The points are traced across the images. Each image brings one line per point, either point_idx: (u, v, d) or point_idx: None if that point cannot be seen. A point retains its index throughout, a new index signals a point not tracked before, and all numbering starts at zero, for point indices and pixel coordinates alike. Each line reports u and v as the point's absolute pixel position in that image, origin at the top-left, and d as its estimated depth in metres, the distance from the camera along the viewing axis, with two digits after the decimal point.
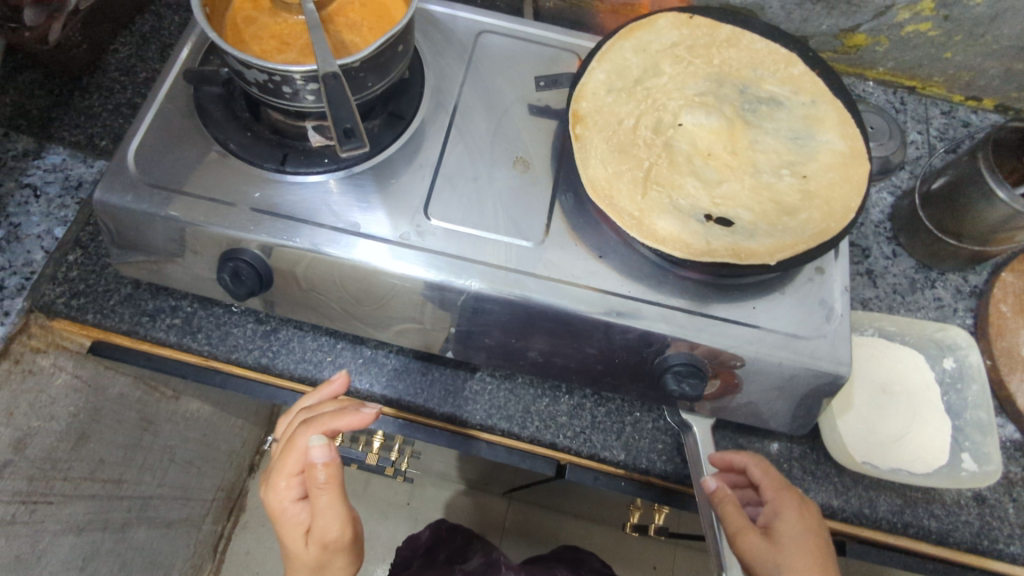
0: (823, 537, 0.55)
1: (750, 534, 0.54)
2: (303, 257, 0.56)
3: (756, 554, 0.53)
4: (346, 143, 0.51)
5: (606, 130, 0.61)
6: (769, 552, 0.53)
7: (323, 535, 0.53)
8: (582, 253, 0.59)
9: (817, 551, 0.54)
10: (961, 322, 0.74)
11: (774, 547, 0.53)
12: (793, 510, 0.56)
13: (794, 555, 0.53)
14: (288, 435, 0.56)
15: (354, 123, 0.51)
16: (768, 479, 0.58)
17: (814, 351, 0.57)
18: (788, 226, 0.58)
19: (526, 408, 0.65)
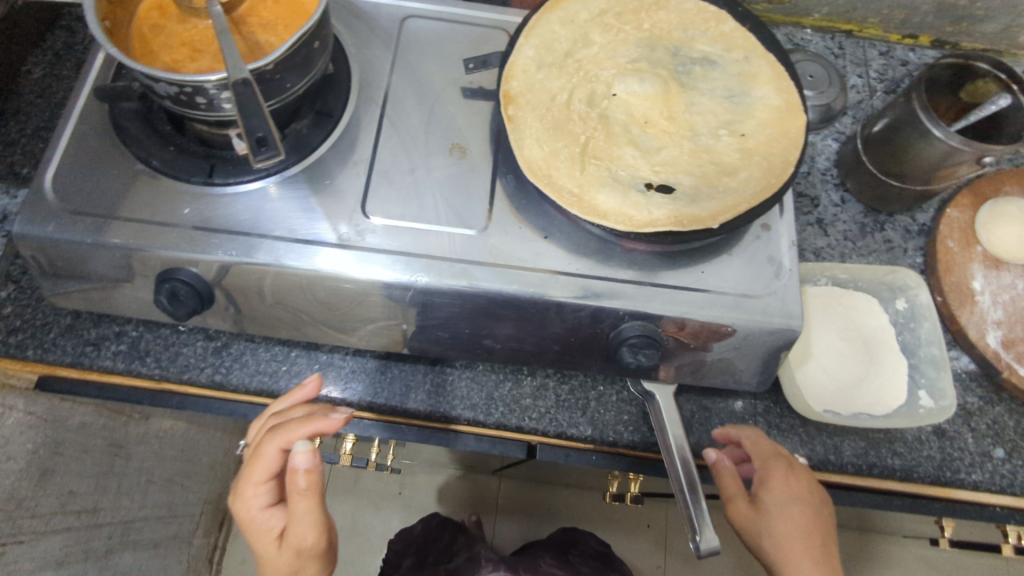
0: (812, 506, 0.58)
1: (741, 500, 0.58)
2: (266, 272, 0.55)
3: (745, 517, 0.58)
4: (260, 152, 0.51)
5: (539, 108, 0.60)
6: (755, 515, 0.58)
7: (298, 543, 0.52)
8: (527, 236, 0.59)
9: (802, 519, 0.57)
10: (912, 262, 0.74)
11: (760, 512, 0.58)
12: (782, 479, 0.58)
13: (778, 521, 0.57)
14: (257, 442, 0.55)
15: (267, 131, 0.51)
16: (758, 450, 0.60)
17: (765, 308, 0.57)
18: (728, 187, 0.57)
19: (490, 394, 0.65)
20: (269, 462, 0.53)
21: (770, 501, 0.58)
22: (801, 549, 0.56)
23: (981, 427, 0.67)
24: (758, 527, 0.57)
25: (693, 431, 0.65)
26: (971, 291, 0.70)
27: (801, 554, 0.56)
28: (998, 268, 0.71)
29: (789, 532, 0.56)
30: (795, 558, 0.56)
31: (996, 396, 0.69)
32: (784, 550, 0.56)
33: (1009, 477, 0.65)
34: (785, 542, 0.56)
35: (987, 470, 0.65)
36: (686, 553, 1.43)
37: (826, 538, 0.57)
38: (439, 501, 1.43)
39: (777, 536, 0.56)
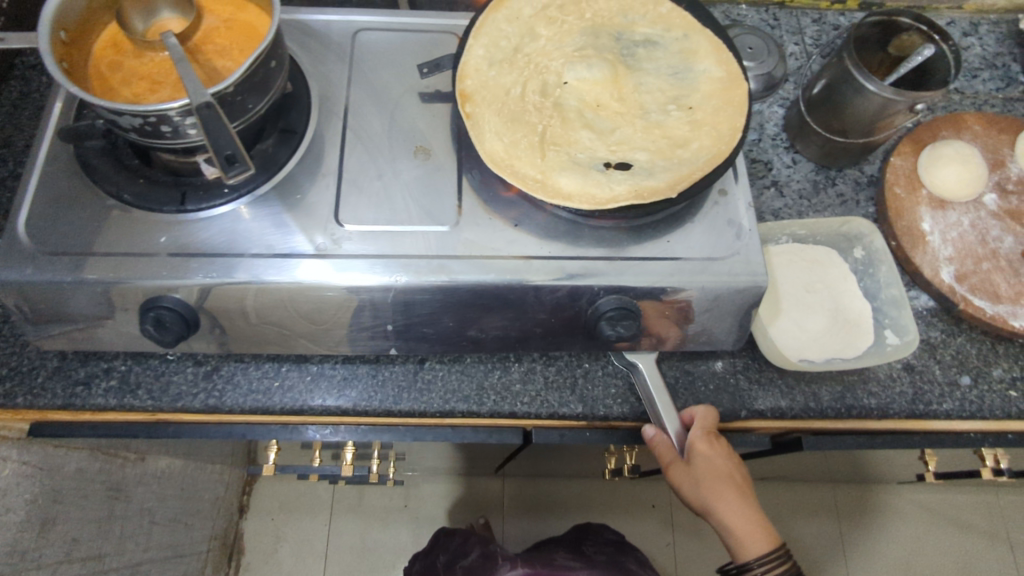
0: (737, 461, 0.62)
1: (677, 466, 0.62)
2: (246, 290, 0.57)
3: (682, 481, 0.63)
4: (231, 168, 0.53)
5: (495, 103, 0.62)
6: (689, 478, 0.62)
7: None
8: (498, 226, 0.61)
9: (729, 473, 0.61)
10: (865, 212, 0.78)
11: (690, 476, 0.62)
12: (709, 444, 0.61)
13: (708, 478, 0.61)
14: None
15: (235, 149, 0.52)
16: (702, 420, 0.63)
17: (731, 269, 0.60)
18: (682, 157, 0.60)
19: (480, 385, 0.66)
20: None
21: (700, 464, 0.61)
22: (729, 498, 0.62)
23: (946, 359, 0.71)
24: (691, 489, 0.62)
25: (679, 395, 0.68)
26: (921, 232, 0.74)
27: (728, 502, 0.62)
28: (944, 207, 0.75)
29: (717, 489, 0.61)
30: (725, 504, 0.62)
31: (957, 328, 0.73)
32: (712, 503, 0.62)
33: (977, 402, 0.69)
34: (715, 494, 0.62)
35: (956, 398, 0.69)
36: (691, 527, 1.46)
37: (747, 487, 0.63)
38: (444, 508, 1.43)
39: (707, 491, 0.62)
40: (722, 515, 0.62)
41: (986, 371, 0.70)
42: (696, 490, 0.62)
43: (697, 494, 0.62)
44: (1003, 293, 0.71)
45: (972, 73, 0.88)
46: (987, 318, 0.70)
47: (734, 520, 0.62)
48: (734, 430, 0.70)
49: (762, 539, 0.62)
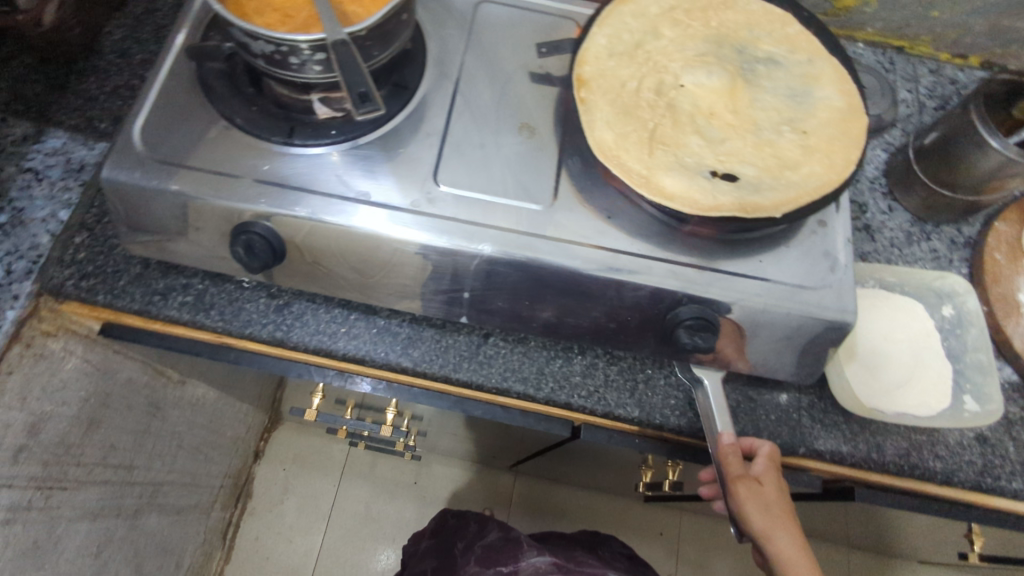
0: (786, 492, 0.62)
1: (749, 485, 0.58)
2: (302, 226, 0.57)
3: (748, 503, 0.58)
4: (360, 107, 0.53)
5: (610, 93, 0.62)
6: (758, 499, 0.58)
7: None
8: (590, 214, 0.60)
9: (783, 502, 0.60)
10: (958, 272, 0.75)
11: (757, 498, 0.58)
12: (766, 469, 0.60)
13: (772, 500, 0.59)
14: None
15: (368, 86, 0.52)
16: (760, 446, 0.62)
17: (821, 300, 0.59)
18: (791, 179, 0.59)
19: (539, 369, 0.66)
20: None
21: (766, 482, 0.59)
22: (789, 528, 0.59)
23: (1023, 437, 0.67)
24: (758, 512, 0.58)
25: (738, 420, 0.66)
26: (1016, 303, 0.71)
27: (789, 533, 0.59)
28: None
29: (778, 516, 0.59)
30: (785, 535, 0.58)
31: None
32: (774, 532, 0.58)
33: None
34: (777, 522, 0.59)
35: None
36: (698, 564, 1.43)
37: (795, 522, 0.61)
38: (454, 494, 1.43)
39: (771, 517, 0.58)
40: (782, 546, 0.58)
41: None
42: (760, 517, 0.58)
43: (763, 520, 0.58)
44: None
45: None
46: None
47: (795, 552, 0.58)
48: (786, 467, 0.68)
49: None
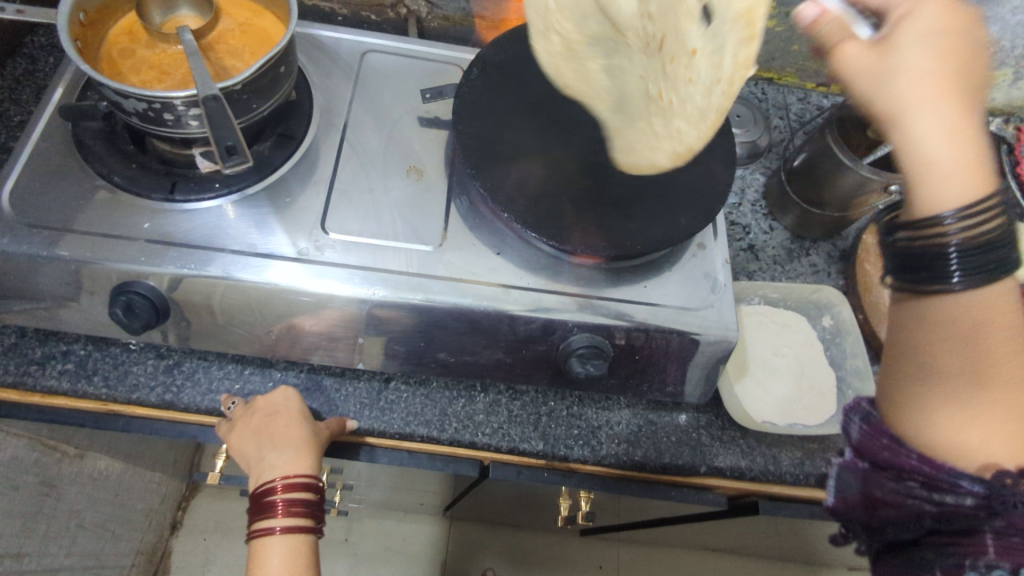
0: (944, 27, 0.41)
1: (851, 44, 0.43)
2: (216, 285, 0.56)
3: (860, 54, 0.43)
4: (229, 159, 0.54)
5: (491, 134, 0.65)
6: (858, 60, 0.43)
7: (295, 485, 0.57)
8: (480, 252, 0.62)
9: (939, 46, 0.41)
10: (835, 284, 0.81)
11: (896, 43, 0.42)
12: (939, 1, 0.42)
13: (900, 50, 0.42)
14: (249, 456, 0.58)
15: (236, 140, 0.53)
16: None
17: (703, 321, 0.62)
18: (664, 207, 0.63)
19: (444, 411, 0.65)
20: (288, 556, 0.55)
21: (899, 36, 0.42)
22: (961, 78, 0.41)
23: None
24: (906, 57, 0.41)
25: (640, 444, 0.67)
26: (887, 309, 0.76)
27: (920, 76, 0.41)
28: None
29: (942, 69, 0.41)
30: (911, 95, 0.41)
31: None
32: (925, 97, 0.41)
33: None
34: (901, 80, 0.41)
35: None
36: None
37: (967, 67, 0.41)
38: (390, 546, 1.41)
39: (872, 66, 0.43)
40: (925, 124, 0.40)
41: None
42: (918, 42, 0.41)
43: (900, 61, 0.41)
44: None
45: None
46: None
47: (928, 135, 0.40)
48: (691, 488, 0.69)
49: (998, 458, 0.39)
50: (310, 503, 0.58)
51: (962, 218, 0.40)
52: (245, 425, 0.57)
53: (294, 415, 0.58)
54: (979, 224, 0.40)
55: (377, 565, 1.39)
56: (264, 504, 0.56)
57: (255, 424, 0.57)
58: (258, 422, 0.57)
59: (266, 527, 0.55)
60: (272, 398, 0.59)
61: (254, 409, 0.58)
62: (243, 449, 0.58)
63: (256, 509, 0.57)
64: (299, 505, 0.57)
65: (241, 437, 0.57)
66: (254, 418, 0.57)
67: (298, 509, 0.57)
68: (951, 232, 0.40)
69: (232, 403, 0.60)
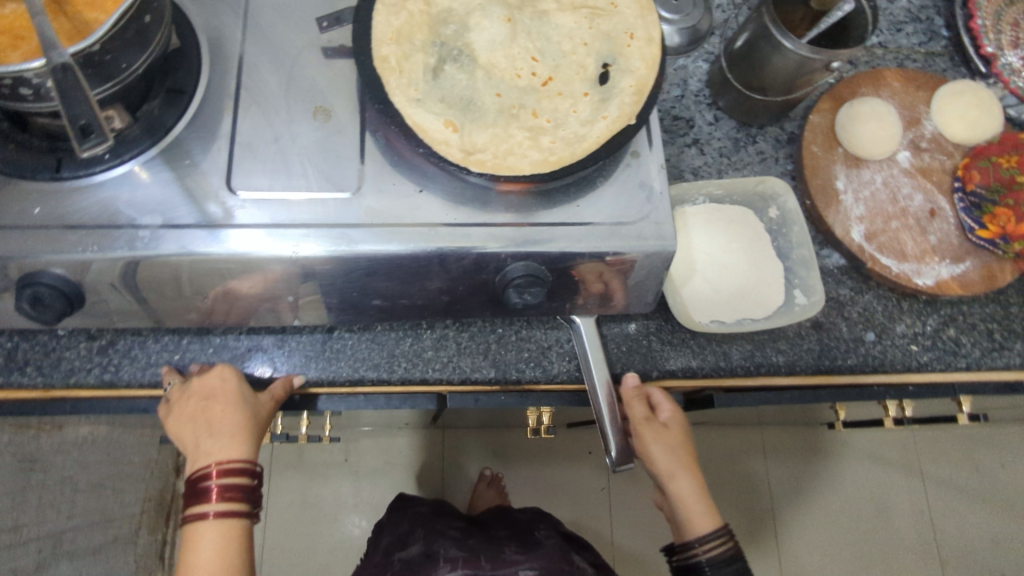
0: (682, 437, 0.67)
1: (651, 426, 0.65)
2: (133, 262, 0.54)
3: (660, 449, 0.65)
4: (86, 141, 0.50)
5: (396, 64, 0.60)
6: (668, 448, 0.66)
7: (229, 469, 0.56)
8: (402, 190, 0.59)
9: (684, 449, 0.67)
10: (783, 170, 0.79)
11: (662, 439, 0.66)
12: (666, 410, 0.67)
13: (675, 462, 0.66)
14: (183, 441, 0.58)
15: (90, 118, 0.49)
16: (674, 421, 0.67)
17: (639, 234, 0.60)
18: (585, 120, 0.60)
19: (391, 352, 0.66)
20: (219, 541, 0.55)
21: (656, 445, 0.65)
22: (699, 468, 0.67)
23: (853, 315, 0.72)
24: (695, 509, 0.65)
25: None
26: (835, 192, 0.74)
27: (683, 462, 0.66)
28: (858, 165, 0.75)
29: (690, 462, 0.66)
30: (685, 483, 0.65)
31: (866, 285, 0.74)
32: (685, 476, 0.66)
33: (879, 356, 0.71)
34: (681, 464, 0.66)
35: (860, 354, 0.71)
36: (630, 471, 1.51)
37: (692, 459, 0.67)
38: (389, 460, 1.47)
39: (674, 458, 0.66)
40: (683, 480, 0.66)
41: (891, 328, 0.72)
42: (678, 461, 0.66)
43: (681, 485, 0.65)
44: (909, 252, 0.71)
45: (896, 27, 0.88)
46: (892, 276, 0.70)
47: (688, 499, 0.65)
48: None
49: None
50: (245, 488, 0.57)
51: (705, 546, 0.63)
52: (184, 409, 0.58)
53: (232, 398, 0.59)
54: (715, 543, 0.63)
55: (378, 479, 1.46)
56: (198, 489, 0.55)
57: (195, 407, 0.58)
58: (199, 405, 0.58)
59: (199, 513, 0.55)
60: (210, 378, 0.60)
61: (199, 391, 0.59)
62: (180, 432, 0.58)
63: (190, 494, 0.56)
64: (234, 490, 0.56)
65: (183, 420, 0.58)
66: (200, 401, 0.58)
67: (233, 493, 0.56)
68: (701, 554, 0.64)
69: (171, 381, 0.61)
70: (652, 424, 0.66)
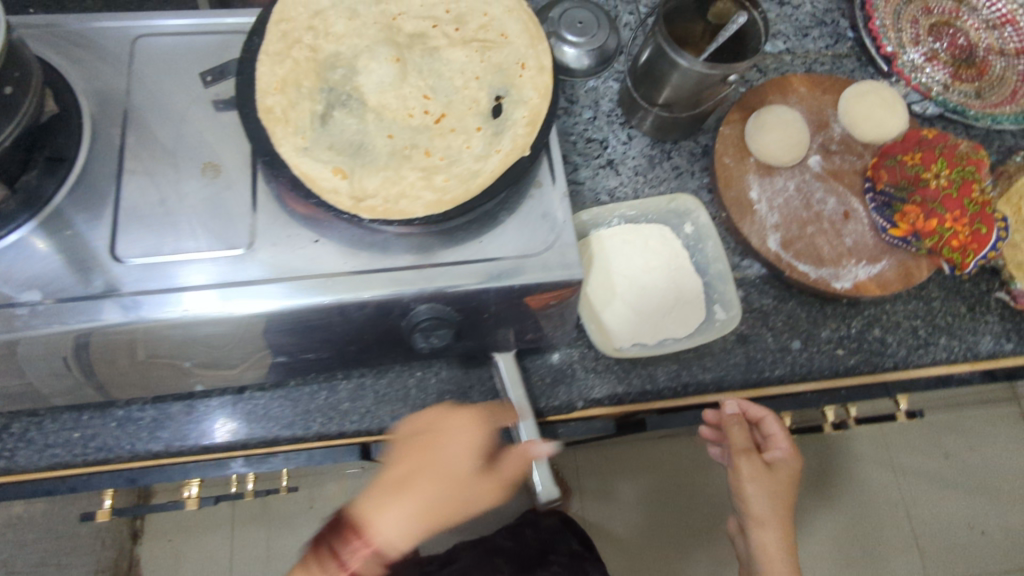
0: (790, 481, 0.72)
1: (749, 459, 0.71)
2: (13, 343, 0.52)
3: (753, 490, 0.71)
4: None
5: (281, 114, 0.58)
6: (762, 491, 0.71)
7: None
8: (297, 242, 0.58)
9: (784, 493, 0.72)
10: (699, 183, 0.79)
11: (758, 481, 0.71)
12: (779, 456, 0.72)
13: (763, 504, 0.71)
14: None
15: None
16: (789, 458, 0.71)
17: (544, 264, 0.59)
18: (477, 156, 0.59)
19: (305, 410, 0.65)
20: None
21: (750, 485, 0.71)
22: (788, 511, 0.72)
23: (777, 325, 0.72)
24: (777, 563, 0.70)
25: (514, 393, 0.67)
26: (749, 201, 0.73)
27: (773, 509, 0.71)
28: (770, 174, 0.75)
29: (782, 513, 0.71)
30: (771, 533, 0.71)
31: (788, 293, 0.74)
32: (769, 525, 0.71)
33: (805, 364, 0.71)
34: (774, 512, 0.71)
35: (787, 363, 0.70)
36: (598, 490, 1.37)
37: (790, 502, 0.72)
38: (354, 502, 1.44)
39: (773, 501, 0.71)
40: (766, 530, 0.72)
41: (816, 334, 0.72)
42: (780, 505, 0.71)
43: (766, 534, 0.72)
44: (825, 256, 0.71)
45: (802, 32, 0.89)
46: (810, 282, 0.70)
47: (764, 547, 0.71)
48: (577, 421, 0.70)
49: None
50: None
51: None
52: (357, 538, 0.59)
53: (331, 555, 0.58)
54: None
55: None
56: None
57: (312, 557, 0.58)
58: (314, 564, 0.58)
59: None
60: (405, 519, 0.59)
61: (434, 450, 0.62)
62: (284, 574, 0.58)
63: None
64: None
65: (419, 489, 0.60)
66: (433, 468, 0.62)
67: None
68: None
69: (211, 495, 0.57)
70: (756, 460, 0.71)
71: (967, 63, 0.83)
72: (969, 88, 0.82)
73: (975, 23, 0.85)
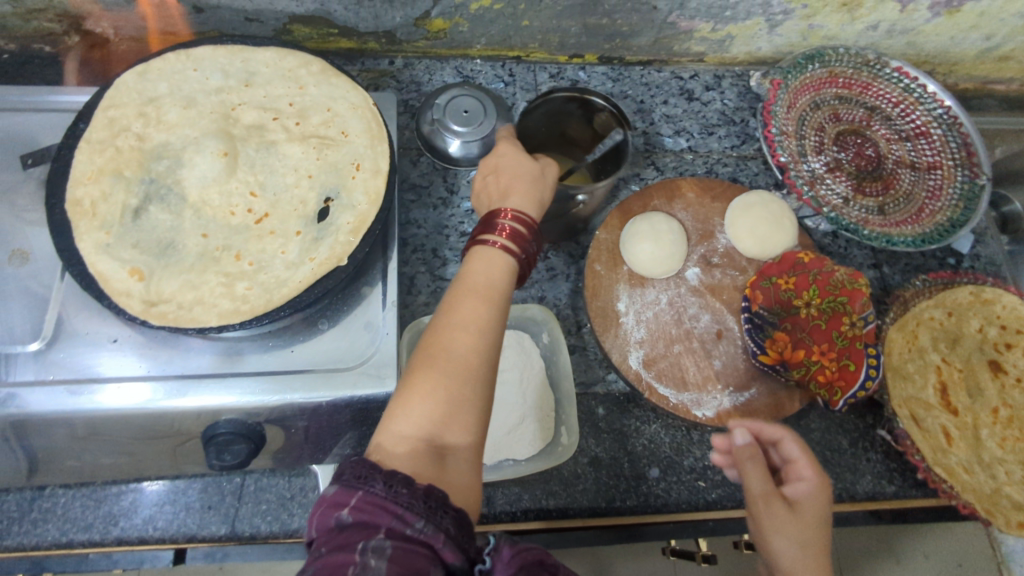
0: (823, 529, 0.48)
1: (768, 498, 0.49)
2: None
3: (772, 532, 0.47)
4: None
5: (87, 208, 0.55)
6: (781, 538, 0.47)
7: None
8: (94, 343, 0.55)
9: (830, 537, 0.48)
10: (573, 286, 0.74)
11: (782, 526, 0.47)
12: (798, 490, 0.50)
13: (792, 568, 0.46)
14: None
15: None
16: (817, 494, 0.49)
17: (354, 380, 0.55)
18: (290, 264, 0.56)
19: (107, 512, 0.62)
20: None
21: (769, 529, 0.47)
22: None
23: (636, 449, 0.68)
24: None
25: None
26: (615, 313, 0.69)
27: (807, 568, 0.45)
28: (643, 285, 0.71)
29: None
30: None
31: (653, 414, 0.70)
32: None
33: (662, 495, 0.66)
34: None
35: (641, 493, 0.66)
36: None
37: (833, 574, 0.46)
38: None
39: (808, 558, 0.46)
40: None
41: (677, 462, 0.68)
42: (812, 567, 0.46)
43: None
44: (689, 379, 0.67)
45: (708, 130, 0.86)
46: (669, 407, 0.66)
47: None
48: None
49: None
50: None
51: None
52: None
53: None
54: None
55: None
56: None
57: None
58: None
59: None
60: None
61: (460, 324, 0.46)
62: None
63: None
64: None
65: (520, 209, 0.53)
66: (496, 318, 0.47)
67: None
68: None
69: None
70: (775, 493, 0.49)
71: (872, 176, 0.80)
72: (871, 203, 0.78)
73: (886, 133, 0.82)
